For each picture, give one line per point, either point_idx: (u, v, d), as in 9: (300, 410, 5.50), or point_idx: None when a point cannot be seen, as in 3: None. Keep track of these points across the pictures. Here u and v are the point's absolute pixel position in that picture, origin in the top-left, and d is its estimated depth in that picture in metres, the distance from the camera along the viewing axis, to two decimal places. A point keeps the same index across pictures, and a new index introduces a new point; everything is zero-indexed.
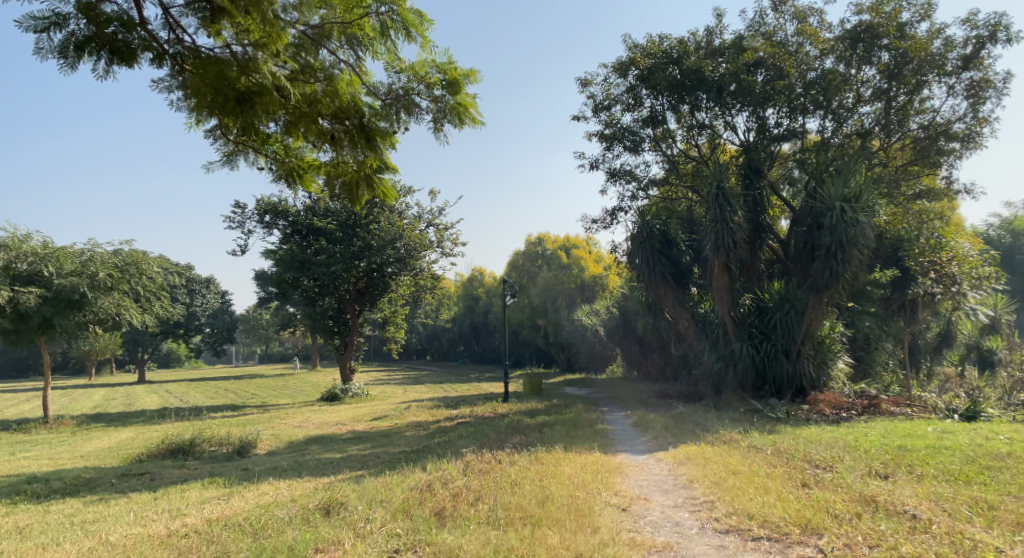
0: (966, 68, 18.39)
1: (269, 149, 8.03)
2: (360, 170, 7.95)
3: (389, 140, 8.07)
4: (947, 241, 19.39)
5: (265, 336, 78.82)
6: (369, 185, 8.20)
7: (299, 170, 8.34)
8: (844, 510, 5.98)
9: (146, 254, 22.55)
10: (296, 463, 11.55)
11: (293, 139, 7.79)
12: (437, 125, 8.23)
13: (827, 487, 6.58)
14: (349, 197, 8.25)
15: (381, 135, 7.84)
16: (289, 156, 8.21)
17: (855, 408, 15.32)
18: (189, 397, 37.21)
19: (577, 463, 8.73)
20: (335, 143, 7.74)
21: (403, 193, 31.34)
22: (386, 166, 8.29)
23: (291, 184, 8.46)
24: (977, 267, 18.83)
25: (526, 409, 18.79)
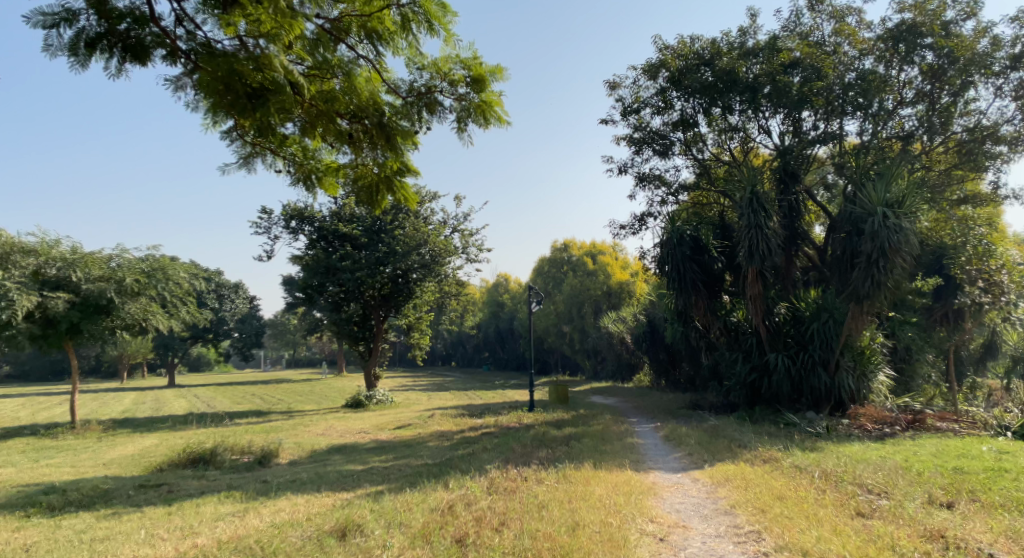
0: (1015, 67, 17.50)
1: (289, 151, 7.71)
2: (381, 172, 7.87)
3: (411, 141, 7.84)
4: (996, 248, 18.20)
5: (292, 340, 79.47)
6: (390, 188, 8.07)
7: (317, 174, 8.12)
8: (909, 547, 5.42)
9: (173, 260, 22.48)
10: (316, 475, 11.22)
11: (312, 139, 7.59)
12: (460, 124, 7.88)
13: (886, 519, 6.00)
14: (369, 200, 8.17)
15: (402, 136, 7.60)
16: (308, 159, 7.95)
17: (899, 424, 14.58)
18: (216, 401, 37.40)
19: (608, 482, 8.24)
20: (354, 143, 7.65)
21: (428, 198, 31.10)
22: (409, 169, 8.03)
23: (309, 188, 8.19)
24: None
25: (552, 419, 18.30)
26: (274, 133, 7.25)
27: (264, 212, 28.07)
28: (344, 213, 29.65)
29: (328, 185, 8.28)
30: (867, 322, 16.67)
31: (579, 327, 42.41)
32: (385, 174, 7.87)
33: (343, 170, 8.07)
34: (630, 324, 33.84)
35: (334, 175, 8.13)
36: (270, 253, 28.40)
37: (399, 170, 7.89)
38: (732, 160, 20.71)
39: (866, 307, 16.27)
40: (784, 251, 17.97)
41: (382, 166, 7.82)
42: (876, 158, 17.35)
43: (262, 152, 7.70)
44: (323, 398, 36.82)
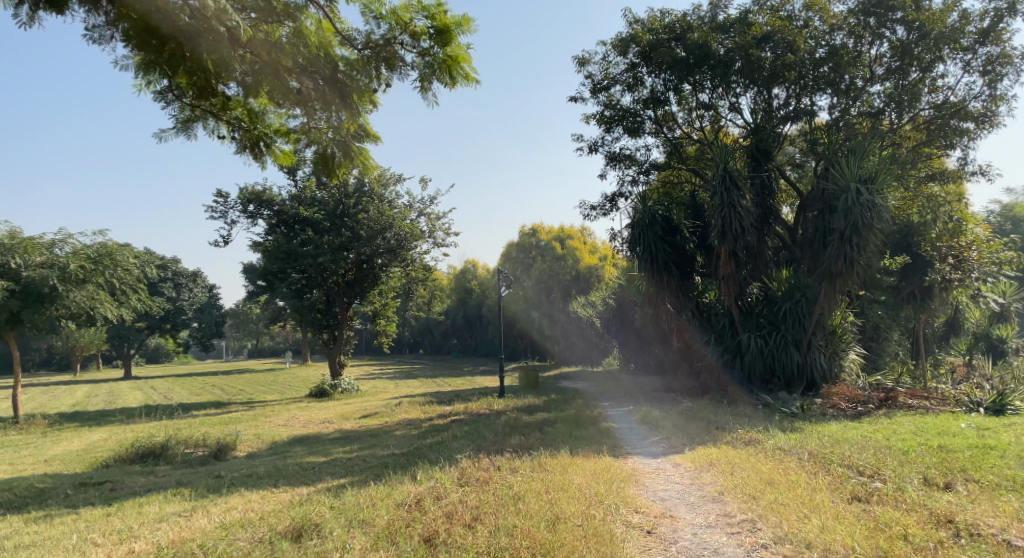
0: (983, 42, 17.44)
1: (232, 117, 7.14)
2: (336, 138, 7.53)
3: (367, 99, 7.42)
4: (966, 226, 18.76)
5: (255, 330, 77.74)
6: (346, 153, 7.73)
7: (264, 140, 7.55)
8: (921, 537, 5.07)
9: (121, 246, 21.45)
10: (275, 468, 10.56)
11: (260, 101, 7.04)
12: (423, 82, 7.31)
13: (889, 505, 5.66)
14: (324, 167, 7.80)
15: (357, 95, 7.24)
16: (255, 123, 7.36)
17: (873, 401, 14.44)
18: (174, 393, 36.17)
19: (587, 470, 7.79)
20: (305, 104, 7.16)
21: (393, 181, 30.22)
22: (364, 133, 7.67)
23: (257, 156, 7.59)
24: (997, 251, 18.13)
25: (523, 405, 17.85)
26: (214, 94, 6.66)
27: (221, 195, 26.98)
28: (306, 196, 28.64)
29: (275, 153, 7.76)
30: (838, 300, 16.56)
31: (548, 312, 42.06)
32: (340, 140, 7.57)
33: (296, 138, 7.72)
34: (599, 308, 33.52)
35: (282, 141, 7.65)
36: (228, 238, 27.32)
37: (357, 134, 7.58)
38: (703, 138, 20.33)
39: (838, 284, 16.15)
40: (757, 230, 17.73)
41: (337, 131, 7.45)
42: (848, 134, 17.14)
43: (202, 117, 7.10)
44: (287, 388, 35.82)
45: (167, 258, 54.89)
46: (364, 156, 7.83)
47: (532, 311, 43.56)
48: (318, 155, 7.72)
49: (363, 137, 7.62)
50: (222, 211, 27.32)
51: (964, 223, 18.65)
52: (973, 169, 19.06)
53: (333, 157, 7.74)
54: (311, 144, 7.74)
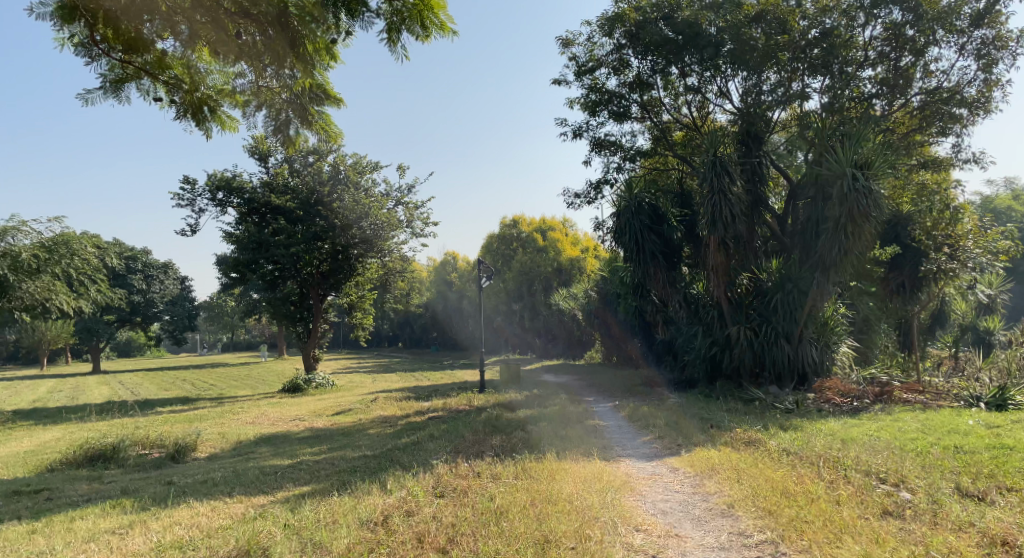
0: (978, 25, 16.95)
1: (171, 77, 6.88)
2: (292, 101, 7.24)
3: (324, 50, 6.79)
4: (964, 215, 18.42)
5: (231, 323, 76.06)
6: (305, 118, 7.48)
7: (208, 105, 7.27)
8: None
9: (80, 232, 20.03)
10: (234, 473, 9.70)
11: (199, 56, 6.79)
12: (392, 35, 6.74)
13: (931, 525, 5.14)
14: (282, 138, 7.73)
15: (313, 47, 6.62)
16: (197, 85, 7.05)
17: (868, 396, 13.88)
18: (142, 389, 34.89)
19: (576, 477, 7.07)
20: (254, 62, 6.78)
21: (370, 168, 29.26)
22: (325, 93, 7.39)
23: (199, 121, 7.30)
24: (994, 241, 17.87)
25: (505, 400, 17.10)
26: (148, 49, 6.46)
27: (188, 182, 25.83)
28: (279, 183, 27.55)
29: (222, 120, 7.49)
30: (830, 291, 16.03)
31: (530, 304, 41.45)
32: (297, 103, 7.31)
33: (246, 101, 7.42)
34: (580, 300, 32.83)
35: (231, 106, 7.39)
36: (196, 227, 26.20)
37: (317, 96, 7.28)
38: (691, 124, 19.63)
39: (832, 274, 15.57)
40: (748, 219, 17.09)
41: (290, 90, 7.09)
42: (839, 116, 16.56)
43: (135, 76, 6.88)
44: (261, 383, 34.75)
45: (137, 249, 53.18)
46: (324, 121, 7.62)
47: (513, 303, 42.83)
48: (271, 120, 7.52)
49: (323, 100, 7.33)
50: (189, 199, 26.18)
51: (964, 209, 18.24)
52: (964, 157, 18.62)
53: (287, 123, 7.54)
54: (261, 107, 7.45)
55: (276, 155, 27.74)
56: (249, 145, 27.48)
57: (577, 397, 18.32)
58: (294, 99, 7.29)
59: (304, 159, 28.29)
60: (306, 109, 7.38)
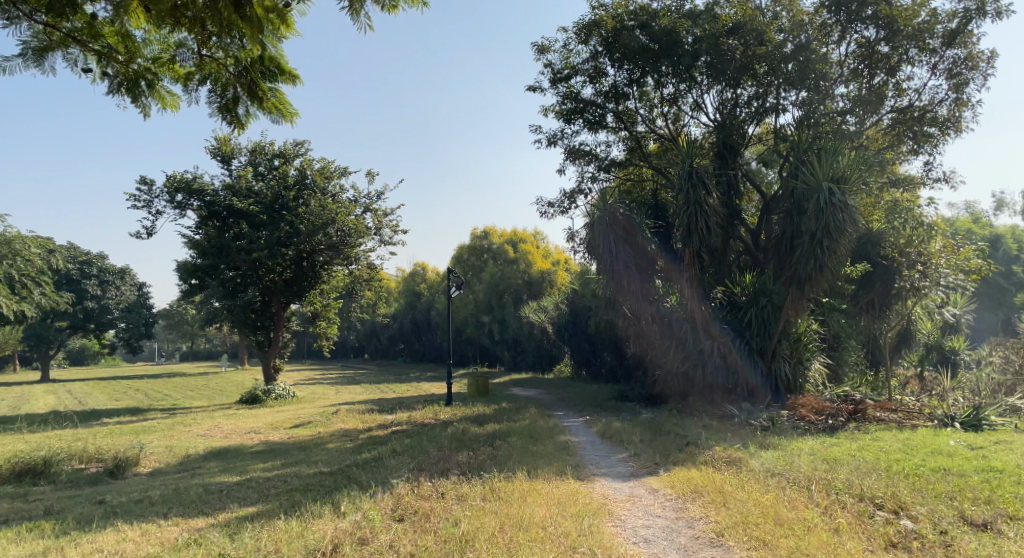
0: (950, 45, 17.02)
1: (104, 45, 6.76)
2: (239, 74, 7.00)
3: (275, 21, 6.51)
4: (937, 229, 18.24)
5: (191, 332, 73.81)
6: (255, 95, 7.20)
7: (145, 78, 7.10)
8: None
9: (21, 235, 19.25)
10: (175, 490, 8.92)
11: (133, 23, 6.50)
12: (355, 4, 6.64)
13: None
14: (229, 115, 7.34)
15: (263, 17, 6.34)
16: (134, 56, 6.91)
17: (842, 414, 13.63)
18: (92, 398, 33.33)
19: (549, 499, 6.54)
20: (197, 26, 6.48)
21: (338, 173, 28.52)
22: (276, 70, 7.09)
23: (134, 96, 7.15)
24: (969, 258, 17.78)
25: (471, 414, 16.48)
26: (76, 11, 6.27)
27: (145, 183, 24.81)
28: (242, 187, 26.63)
29: (161, 96, 7.33)
30: (804, 306, 15.81)
31: (499, 317, 40.90)
32: (246, 78, 7.05)
33: (189, 76, 7.17)
34: (550, 313, 32.37)
35: (171, 80, 7.19)
36: (152, 230, 25.13)
37: (268, 70, 7.02)
38: (667, 135, 19.40)
39: (807, 289, 15.36)
40: (723, 231, 16.85)
41: (236, 61, 6.90)
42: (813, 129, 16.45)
43: (62, 43, 6.75)
44: (218, 394, 33.48)
45: (92, 253, 51.22)
46: (277, 99, 7.28)
47: (483, 315, 42.21)
48: (217, 98, 7.24)
49: (275, 75, 7.03)
50: (146, 201, 25.14)
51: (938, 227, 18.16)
52: (935, 176, 18.68)
53: (235, 101, 7.24)
54: (206, 83, 7.18)
55: (240, 157, 26.84)
56: (211, 147, 26.54)
57: (547, 412, 17.79)
58: (243, 74, 7.04)
59: (269, 163, 27.43)
60: (256, 85, 7.10)
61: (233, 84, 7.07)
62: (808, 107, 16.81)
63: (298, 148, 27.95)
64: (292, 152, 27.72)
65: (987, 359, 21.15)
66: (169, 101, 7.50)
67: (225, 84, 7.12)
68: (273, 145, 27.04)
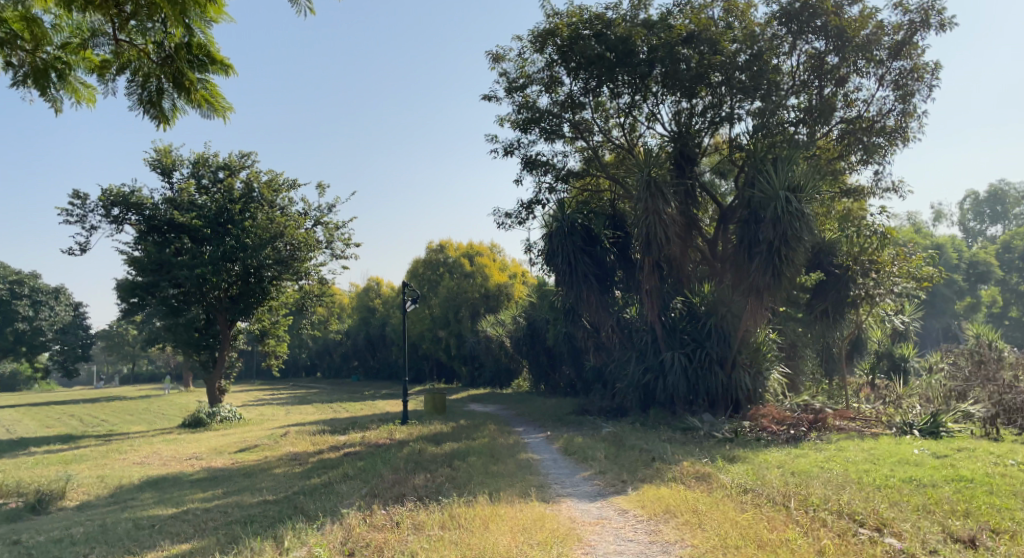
0: (896, 57, 17.38)
1: (9, 30, 6.22)
2: (164, 62, 6.65)
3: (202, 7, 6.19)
4: (890, 238, 18.47)
5: (132, 353, 70.71)
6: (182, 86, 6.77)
7: (57, 69, 6.82)
8: None
9: None
10: (100, 526, 8.08)
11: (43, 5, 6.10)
12: None
13: None
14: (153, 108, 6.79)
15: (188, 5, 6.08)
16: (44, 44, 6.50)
17: (804, 424, 13.51)
18: (22, 426, 31.35)
19: (514, 524, 6.05)
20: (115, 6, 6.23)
21: (287, 186, 27.59)
22: (206, 60, 6.73)
23: (44, 86, 6.80)
24: (919, 266, 18.37)
25: (428, 432, 15.85)
26: None
27: (78, 196, 23.49)
28: (184, 200, 25.47)
29: (75, 89, 7.02)
30: (762, 315, 15.76)
31: (455, 332, 40.24)
32: (172, 67, 6.66)
33: (107, 65, 6.87)
34: (507, 327, 31.91)
35: (85, 70, 6.90)
36: (87, 246, 23.77)
37: (196, 59, 6.70)
38: (624, 145, 19.28)
39: (766, 298, 15.28)
40: (683, 241, 16.70)
41: (158, 46, 6.58)
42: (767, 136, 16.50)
43: None
44: (160, 417, 31.87)
45: (24, 272, 48.64)
46: (207, 91, 6.97)
47: (438, 330, 41.49)
48: (138, 89, 6.84)
49: (203, 64, 6.74)
50: (80, 215, 23.79)
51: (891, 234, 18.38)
52: (884, 186, 19.00)
53: (161, 94, 6.79)
54: (126, 72, 6.88)
55: (182, 169, 25.70)
56: (151, 159, 25.35)
57: (506, 428, 17.27)
58: (168, 63, 6.71)
59: (214, 175, 26.36)
60: (183, 74, 6.73)
61: (156, 73, 6.71)
62: (762, 116, 16.89)
63: (244, 160, 26.97)
64: (238, 164, 26.73)
65: (936, 365, 21.55)
66: (84, 94, 7.16)
67: (146, 74, 6.76)
68: (218, 156, 26.00)
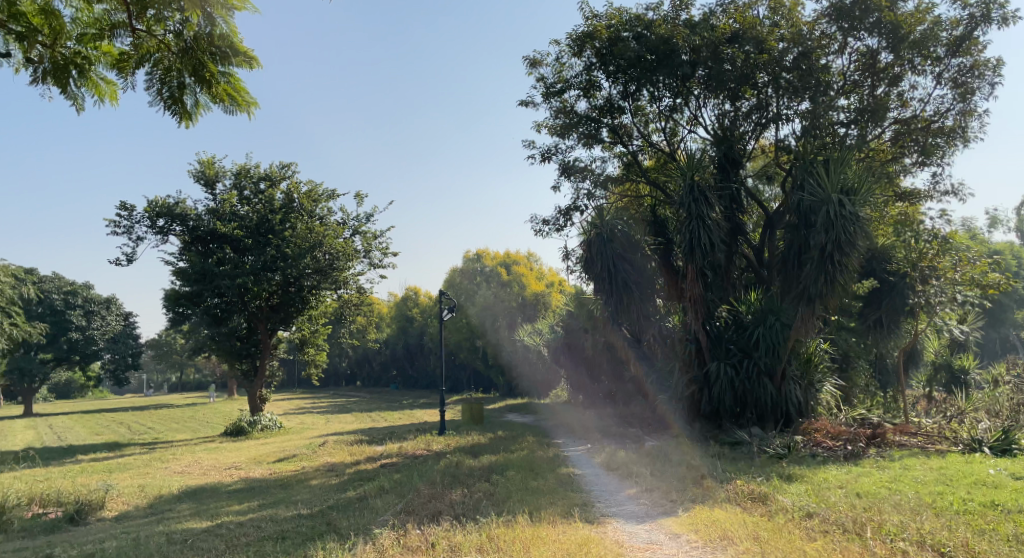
0: (955, 54, 16.53)
1: (27, 24, 6.38)
2: (184, 52, 6.69)
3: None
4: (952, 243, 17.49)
5: (179, 362, 72.30)
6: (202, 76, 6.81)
7: (77, 66, 6.81)
8: None
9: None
10: (134, 540, 7.95)
11: None
12: None
13: None
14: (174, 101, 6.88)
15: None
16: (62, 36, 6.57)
17: (861, 440, 12.79)
18: (72, 433, 32.10)
19: (557, 548, 5.67)
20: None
21: (326, 196, 27.77)
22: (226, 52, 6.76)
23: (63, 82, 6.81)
24: (983, 272, 17.33)
25: (466, 444, 15.54)
26: None
27: (124, 208, 23.96)
28: (226, 211, 25.80)
29: (97, 86, 7.03)
30: (813, 325, 15.04)
31: (493, 341, 39.98)
32: (193, 58, 6.71)
33: (129, 62, 6.86)
34: (546, 337, 31.48)
35: (107, 66, 6.91)
36: (133, 256, 24.23)
37: (218, 51, 6.69)
38: (665, 149, 18.78)
39: (817, 307, 14.57)
40: (728, 247, 16.11)
41: (179, 35, 6.60)
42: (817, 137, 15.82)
43: None
44: (203, 425, 32.33)
45: (77, 283, 50.14)
46: (229, 85, 6.97)
47: (476, 340, 41.28)
48: (159, 84, 6.85)
49: (226, 56, 6.74)
50: (126, 227, 24.27)
51: (952, 239, 17.43)
52: (942, 189, 18.08)
53: (183, 89, 6.89)
54: (148, 67, 6.86)
55: (224, 181, 26.06)
56: (194, 170, 25.77)
57: (546, 440, 16.84)
58: (189, 54, 6.73)
59: (255, 186, 26.67)
60: (205, 65, 6.76)
61: (177, 66, 6.77)
62: (811, 117, 16.22)
63: (284, 171, 27.24)
64: (279, 174, 27.02)
65: (999, 377, 20.37)
66: (106, 92, 7.13)
67: (167, 68, 6.78)
68: (259, 167, 26.31)
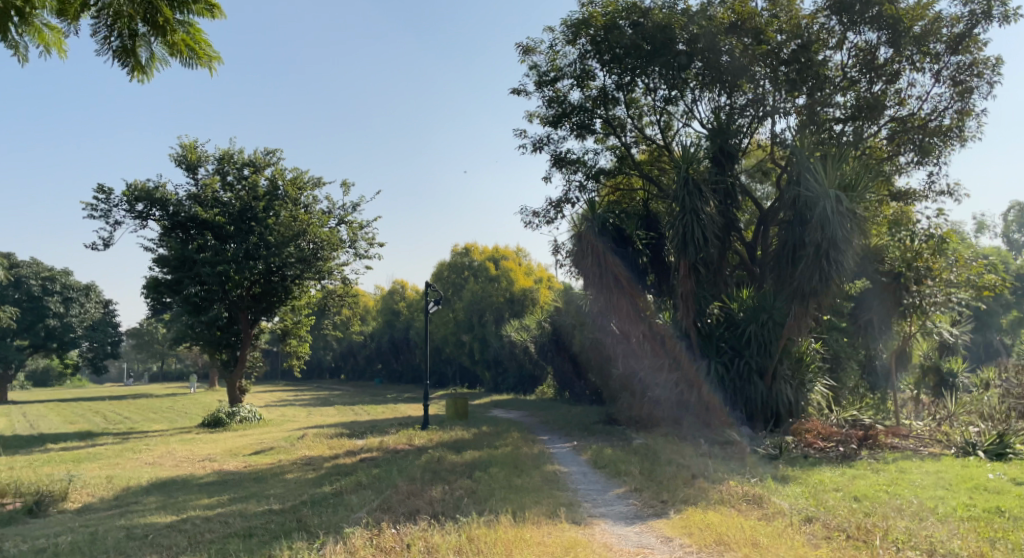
0: (954, 51, 16.26)
1: None
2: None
3: None
4: (948, 244, 17.23)
5: (161, 351, 71.34)
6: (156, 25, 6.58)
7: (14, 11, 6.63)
8: None
9: None
10: (90, 534, 7.47)
11: None
12: None
13: None
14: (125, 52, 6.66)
15: None
16: None
17: (853, 441, 12.50)
18: (46, 421, 31.35)
19: (540, 552, 5.27)
20: None
21: (312, 183, 27.19)
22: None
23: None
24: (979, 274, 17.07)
25: (449, 439, 15.13)
26: None
27: (102, 191, 23.29)
28: (208, 196, 25.17)
29: (42, 34, 7.06)
30: (806, 323, 14.77)
31: (479, 336, 39.56)
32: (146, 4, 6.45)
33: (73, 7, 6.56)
34: (533, 332, 31.10)
35: (48, 12, 6.73)
36: (110, 241, 23.58)
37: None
38: (659, 142, 18.42)
39: (811, 304, 14.28)
40: (722, 243, 15.78)
41: None
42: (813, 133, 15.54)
43: None
44: (182, 416, 31.70)
45: (57, 269, 49.07)
46: (187, 35, 6.80)
47: (462, 335, 40.84)
48: (108, 32, 6.54)
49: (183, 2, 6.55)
50: (104, 210, 23.61)
51: (947, 240, 17.19)
52: (937, 189, 17.85)
53: (137, 41, 6.64)
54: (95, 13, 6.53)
55: (207, 165, 25.43)
56: (176, 154, 25.11)
57: (531, 436, 16.46)
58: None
59: (239, 172, 26.04)
60: (161, 12, 6.52)
61: (129, 13, 6.46)
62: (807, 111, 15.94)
63: (269, 157, 26.64)
64: (263, 161, 26.41)
65: (989, 380, 20.19)
66: (51, 38, 7.20)
67: (119, 15, 6.50)
68: (243, 153, 25.69)
